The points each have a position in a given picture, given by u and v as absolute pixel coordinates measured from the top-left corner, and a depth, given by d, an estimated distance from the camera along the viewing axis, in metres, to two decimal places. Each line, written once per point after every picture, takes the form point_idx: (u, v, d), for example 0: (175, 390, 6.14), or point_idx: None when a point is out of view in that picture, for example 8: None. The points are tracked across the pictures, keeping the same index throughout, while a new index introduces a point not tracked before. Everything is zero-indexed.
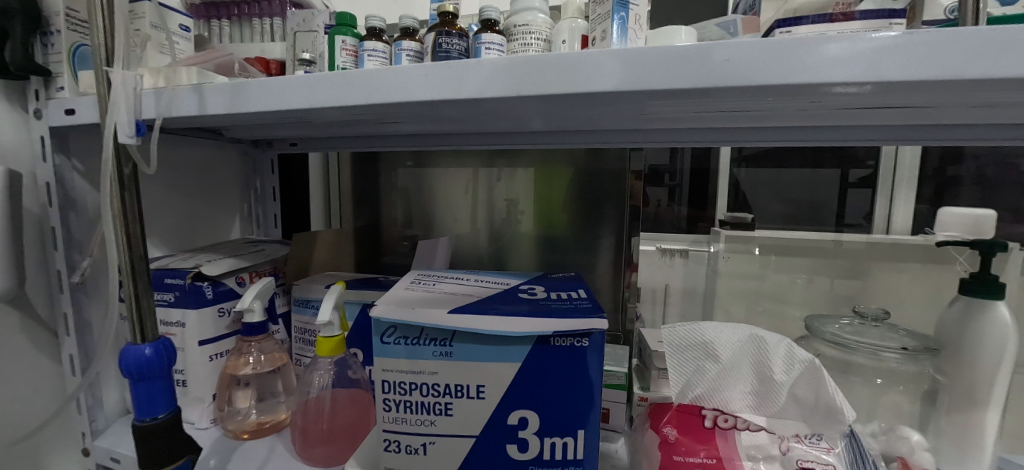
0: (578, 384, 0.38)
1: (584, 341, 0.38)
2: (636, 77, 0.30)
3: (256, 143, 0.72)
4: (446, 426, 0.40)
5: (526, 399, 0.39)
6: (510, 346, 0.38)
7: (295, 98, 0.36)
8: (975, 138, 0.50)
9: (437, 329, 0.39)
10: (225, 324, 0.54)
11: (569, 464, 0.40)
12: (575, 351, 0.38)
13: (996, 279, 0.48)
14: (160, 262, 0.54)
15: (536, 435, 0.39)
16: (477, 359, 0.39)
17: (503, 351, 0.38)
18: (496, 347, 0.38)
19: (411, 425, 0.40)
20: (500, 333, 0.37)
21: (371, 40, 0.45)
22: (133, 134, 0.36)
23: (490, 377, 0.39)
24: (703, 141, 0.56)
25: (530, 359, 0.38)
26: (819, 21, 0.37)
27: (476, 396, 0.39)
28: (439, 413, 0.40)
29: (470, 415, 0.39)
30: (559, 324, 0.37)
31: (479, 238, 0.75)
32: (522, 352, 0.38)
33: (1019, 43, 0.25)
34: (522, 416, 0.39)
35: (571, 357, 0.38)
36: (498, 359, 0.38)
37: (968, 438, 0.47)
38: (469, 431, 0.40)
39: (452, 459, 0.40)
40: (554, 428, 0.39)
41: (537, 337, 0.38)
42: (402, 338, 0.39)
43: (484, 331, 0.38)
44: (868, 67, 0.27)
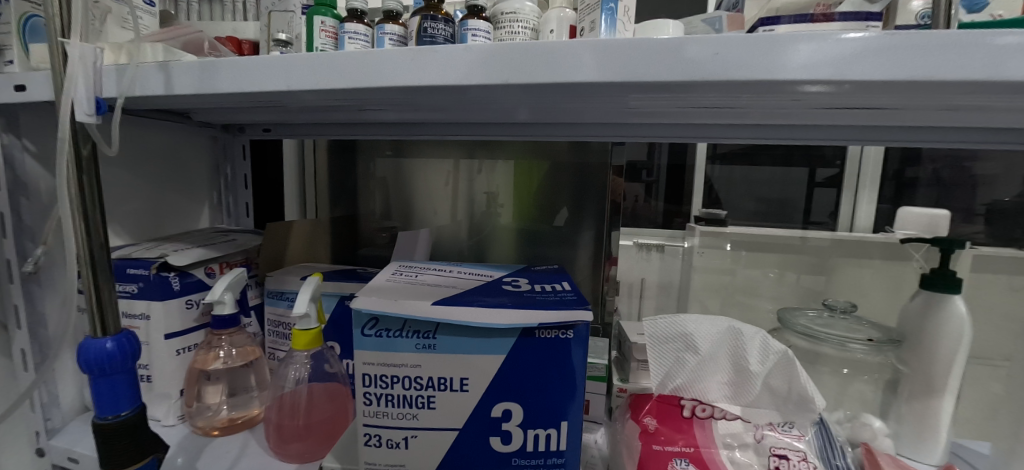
0: (563, 376, 0.39)
1: (569, 333, 0.38)
2: (621, 69, 0.29)
3: (226, 128, 0.69)
4: (428, 418, 0.39)
5: (511, 392, 0.39)
6: (495, 339, 0.38)
7: (271, 80, 0.34)
8: (941, 139, 0.52)
9: (419, 321, 0.38)
10: (193, 317, 0.52)
11: (551, 455, 0.40)
12: (560, 343, 0.38)
13: (955, 275, 0.50)
14: (122, 251, 0.51)
15: (519, 427, 0.39)
16: (462, 351, 0.38)
17: (488, 343, 0.38)
18: (482, 339, 0.38)
19: (392, 419, 0.39)
20: (486, 326, 0.37)
21: (351, 22, 0.43)
22: (94, 113, 0.34)
23: (474, 369, 0.38)
24: (683, 137, 0.57)
25: (515, 352, 0.38)
26: (800, 20, 0.37)
27: (459, 389, 0.39)
28: (421, 406, 0.39)
29: (453, 407, 0.39)
30: (544, 316, 0.37)
31: (459, 231, 0.75)
32: (507, 344, 0.38)
33: (981, 48, 0.26)
34: (506, 408, 0.39)
35: (554, 348, 0.38)
36: (482, 352, 0.38)
37: (927, 426, 0.50)
38: (451, 423, 0.39)
39: (434, 453, 0.39)
40: (537, 420, 0.39)
41: (523, 329, 0.38)
42: (383, 331, 0.38)
43: (470, 324, 0.37)
44: (846, 67, 0.27)
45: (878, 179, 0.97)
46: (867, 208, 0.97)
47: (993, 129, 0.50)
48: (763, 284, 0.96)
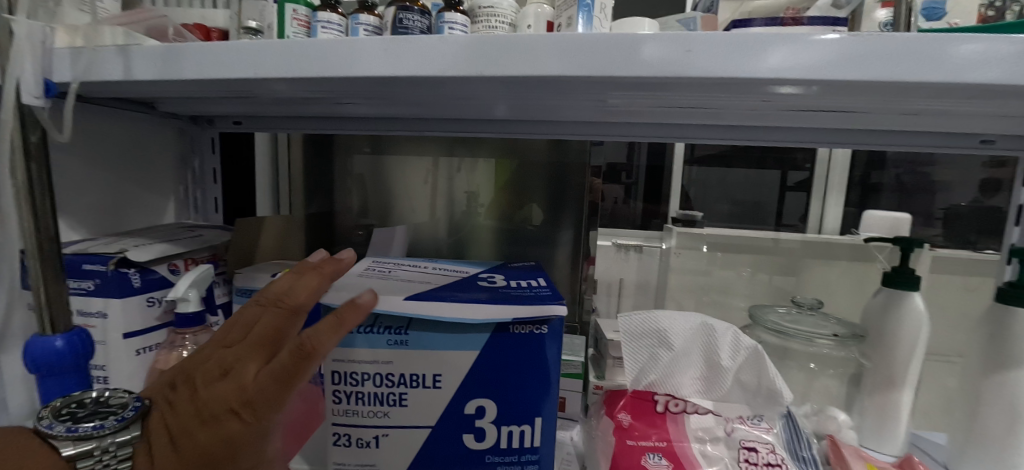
0: (536, 373, 0.38)
1: (542, 328, 0.38)
2: (597, 63, 0.29)
3: (194, 120, 0.67)
4: (399, 416, 0.39)
5: (484, 388, 0.38)
6: (468, 335, 0.38)
7: (238, 67, 0.33)
8: (903, 143, 0.54)
9: (391, 316, 0.37)
10: (155, 316, 0.50)
11: (525, 452, 0.40)
12: (533, 338, 0.38)
13: (915, 273, 0.52)
14: (77, 246, 0.48)
15: (493, 423, 0.39)
16: (435, 348, 0.38)
17: (461, 340, 0.38)
18: (455, 335, 0.38)
19: (363, 417, 0.39)
20: (459, 322, 0.37)
21: (325, 11, 0.42)
22: (40, 94, 0.33)
23: (447, 365, 0.38)
24: (660, 136, 0.57)
25: (488, 347, 0.38)
26: (770, 24, 0.38)
27: (431, 385, 0.38)
28: (393, 403, 0.39)
29: (425, 404, 0.39)
30: (519, 312, 0.37)
31: (438, 229, 0.74)
32: (480, 339, 0.38)
33: (937, 52, 0.27)
34: (479, 405, 0.39)
35: (529, 343, 0.38)
36: (455, 348, 0.38)
37: (888, 418, 0.51)
38: (424, 421, 0.39)
39: (405, 452, 0.39)
40: (511, 416, 0.39)
41: (496, 324, 0.37)
42: (354, 326, 0.38)
43: (443, 320, 0.37)
44: (814, 67, 0.28)
45: (845, 185, 1.00)
46: (835, 211, 1.01)
47: (950, 134, 0.52)
48: (736, 283, 0.98)
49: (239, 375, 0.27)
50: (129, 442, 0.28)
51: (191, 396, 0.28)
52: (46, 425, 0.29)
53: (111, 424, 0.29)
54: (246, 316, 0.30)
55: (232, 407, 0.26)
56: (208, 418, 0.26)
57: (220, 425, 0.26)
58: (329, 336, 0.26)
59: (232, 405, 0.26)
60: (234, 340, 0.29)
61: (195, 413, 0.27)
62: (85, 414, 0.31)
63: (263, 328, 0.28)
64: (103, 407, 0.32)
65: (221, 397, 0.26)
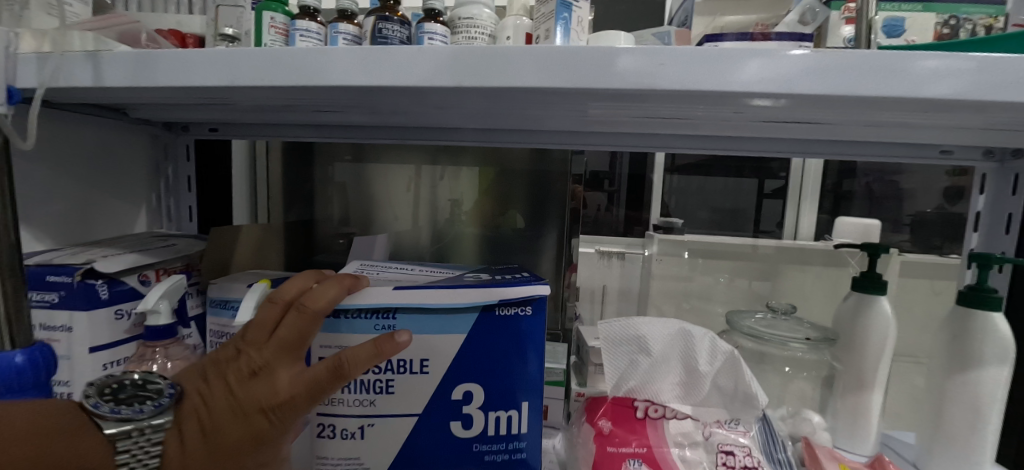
0: (521, 357, 0.41)
1: (528, 311, 0.40)
2: (572, 76, 0.30)
3: (168, 125, 0.65)
4: (386, 403, 0.40)
5: (471, 372, 0.41)
6: (455, 319, 0.40)
7: (213, 76, 0.32)
8: (870, 154, 0.56)
9: (379, 302, 0.39)
10: (124, 329, 0.48)
11: (510, 439, 0.42)
12: (519, 320, 0.40)
13: (881, 277, 0.54)
14: (41, 257, 0.47)
15: (479, 410, 0.41)
16: (422, 333, 0.40)
17: (448, 324, 0.40)
18: (442, 318, 0.40)
19: (350, 406, 0.40)
20: (447, 305, 0.39)
21: (303, 20, 0.42)
22: (5, 103, 0.33)
23: (434, 352, 0.40)
24: (641, 146, 0.58)
25: (475, 330, 0.40)
26: (740, 39, 0.40)
27: (418, 371, 0.40)
28: (380, 391, 0.40)
29: (412, 390, 0.40)
30: (504, 294, 0.40)
31: (421, 237, 0.74)
32: (467, 322, 0.40)
33: (892, 67, 0.28)
34: (466, 391, 0.41)
35: (513, 326, 0.40)
36: (442, 333, 0.40)
37: (859, 419, 0.53)
38: (411, 408, 0.41)
39: (391, 439, 0.41)
40: (497, 402, 0.41)
41: (482, 306, 0.40)
42: (342, 313, 0.39)
43: (431, 304, 0.39)
44: (782, 81, 0.29)
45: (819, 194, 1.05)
46: (808, 219, 1.05)
47: (912, 145, 0.55)
48: (715, 289, 1.00)
49: (271, 379, 0.30)
50: (163, 427, 0.30)
51: (214, 395, 0.31)
52: (91, 404, 0.31)
53: (149, 409, 0.30)
54: (267, 314, 0.32)
55: (265, 407, 0.30)
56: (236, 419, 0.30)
57: (252, 423, 0.30)
58: (364, 358, 0.31)
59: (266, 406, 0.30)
60: (259, 341, 0.32)
61: (220, 412, 0.30)
62: (124, 397, 0.32)
63: (290, 336, 0.31)
64: (141, 388, 0.33)
65: (251, 398, 0.30)
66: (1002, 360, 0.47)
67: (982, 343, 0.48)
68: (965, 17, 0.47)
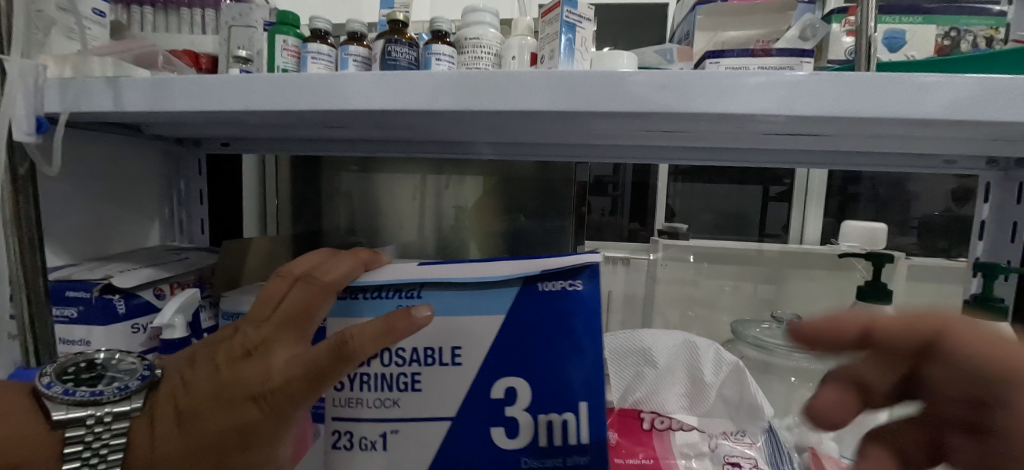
0: (573, 343, 0.37)
1: (578, 287, 0.37)
2: (576, 99, 0.31)
3: (180, 141, 0.66)
4: (410, 401, 0.38)
5: (517, 356, 0.38)
6: (493, 295, 0.37)
7: (230, 100, 0.34)
8: (873, 164, 0.56)
9: (401, 279, 0.37)
10: (140, 342, 0.49)
11: (561, 443, 0.38)
12: (568, 298, 0.37)
13: (885, 286, 0.54)
14: (59, 272, 0.48)
15: (525, 410, 0.38)
16: (452, 313, 0.37)
17: (483, 302, 0.37)
18: (476, 295, 0.37)
19: (375, 403, 0.38)
20: (484, 275, 0.37)
21: (314, 42, 0.43)
22: (33, 131, 0.34)
23: (467, 340, 0.37)
24: (643, 157, 0.59)
25: (513, 309, 0.37)
26: (743, 55, 0.42)
27: (451, 362, 0.38)
28: (404, 388, 0.38)
29: (442, 384, 0.38)
30: (546, 265, 0.37)
31: (427, 245, 0.77)
32: (504, 299, 0.37)
33: (888, 87, 0.29)
34: (508, 386, 0.38)
35: (560, 303, 0.37)
36: (476, 313, 0.37)
37: None
38: (442, 408, 0.38)
39: (419, 443, 0.38)
40: (544, 399, 0.38)
41: (523, 279, 0.37)
42: (366, 293, 0.37)
43: (464, 277, 0.37)
44: (781, 103, 0.29)
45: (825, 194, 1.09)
46: (814, 220, 1.09)
47: (913, 156, 0.55)
48: (721, 297, 0.99)
49: (266, 359, 0.30)
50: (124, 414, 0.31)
51: (213, 371, 0.31)
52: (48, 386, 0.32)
53: (112, 395, 0.32)
54: (274, 293, 0.33)
55: (255, 391, 0.29)
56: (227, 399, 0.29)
57: (241, 407, 0.29)
58: (369, 339, 0.28)
59: (256, 390, 0.29)
60: (261, 318, 0.32)
61: (214, 389, 0.30)
62: (88, 383, 0.33)
63: (293, 311, 0.32)
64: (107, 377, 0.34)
65: (243, 377, 0.29)
66: None
67: None
68: (965, 28, 0.48)
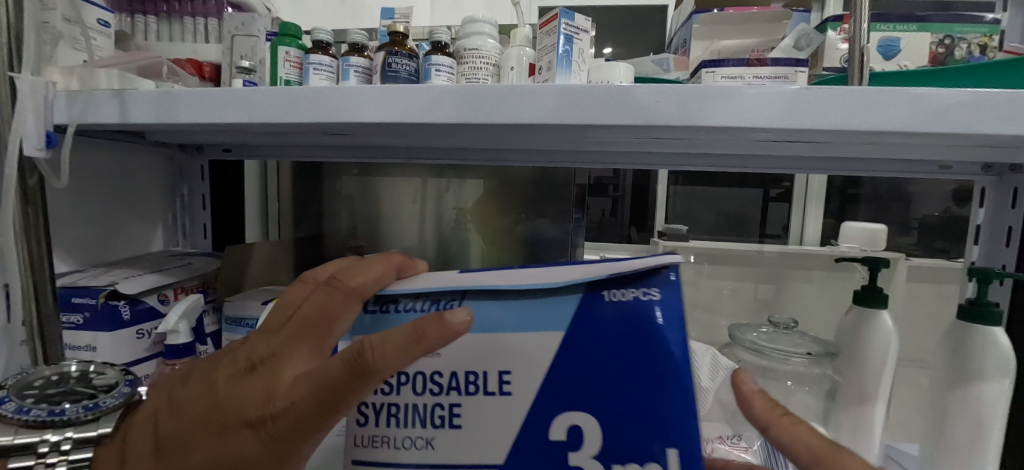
0: (653, 364, 0.27)
1: (654, 297, 0.28)
2: (574, 112, 0.31)
3: (184, 147, 0.67)
4: (447, 442, 0.29)
5: (579, 382, 0.28)
6: (548, 304, 0.29)
7: (234, 112, 0.34)
8: (869, 169, 0.57)
9: (437, 286, 0.30)
10: (144, 347, 0.50)
11: None
12: (643, 306, 0.28)
13: (882, 291, 0.54)
14: (66, 279, 0.49)
15: (594, 459, 0.27)
16: (496, 330, 0.29)
17: (537, 316, 0.29)
18: (528, 307, 0.29)
19: (403, 444, 0.30)
20: (535, 283, 0.29)
21: (316, 53, 0.43)
22: (43, 147, 0.35)
23: (517, 360, 0.29)
24: (643, 163, 0.60)
25: (576, 323, 0.28)
26: (738, 65, 0.41)
27: (498, 390, 0.29)
28: (440, 424, 0.30)
29: (486, 419, 0.29)
30: (614, 265, 0.28)
31: (427, 249, 0.78)
32: (564, 313, 0.28)
33: (878, 101, 0.30)
34: (574, 426, 0.28)
35: (638, 315, 0.28)
36: (527, 331, 0.29)
37: (863, 432, 0.53)
38: (487, 451, 0.28)
39: None
40: (626, 446, 0.27)
41: (584, 284, 0.29)
42: (392, 306, 0.30)
43: (507, 285, 0.29)
44: (775, 116, 0.30)
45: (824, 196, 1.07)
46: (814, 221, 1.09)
47: (908, 162, 0.56)
48: (720, 300, 1.01)
49: (274, 374, 0.26)
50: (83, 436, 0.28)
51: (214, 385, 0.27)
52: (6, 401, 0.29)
53: (74, 413, 0.29)
54: (295, 298, 0.30)
55: (253, 417, 0.25)
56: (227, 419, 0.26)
57: (242, 430, 0.25)
58: (394, 350, 0.24)
59: (256, 417, 0.25)
60: (273, 328, 0.29)
61: (214, 407, 0.26)
62: (52, 396, 0.31)
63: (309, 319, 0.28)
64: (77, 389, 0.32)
65: (248, 394, 0.26)
66: (1004, 374, 0.48)
67: (982, 357, 0.48)
68: (960, 35, 0.48)
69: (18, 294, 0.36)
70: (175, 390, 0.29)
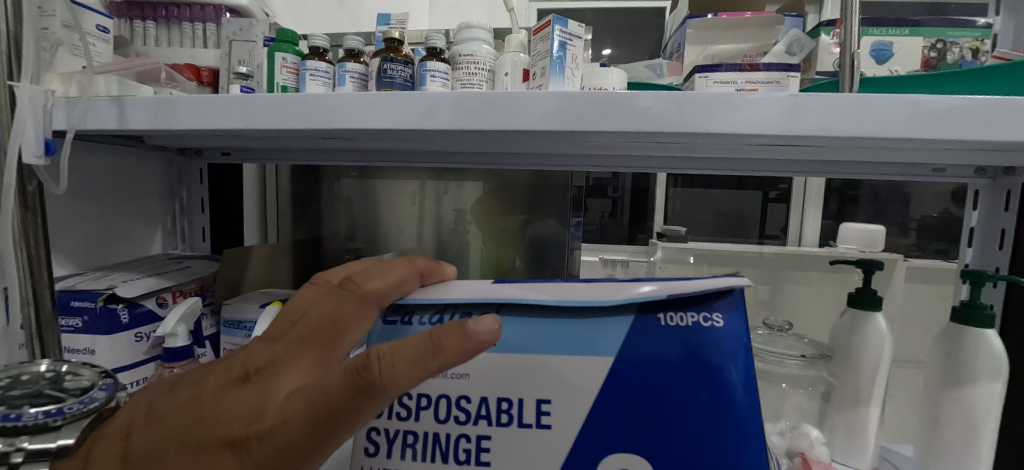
0: (705, 383, 0.30)
1: (720, 322, 0.31)
2: (569, 118, 0.32)
3: (182, 151, 0.67)
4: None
5: (631, 400, 0.31)
6: (601, 323, 0.32)
7: (228, 118, 0.35)
8: (865, 172, 0.57)
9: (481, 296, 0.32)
10: (143, 350, 0.50)
11: None
12: (708, 331, 0.31)
13: (876, 294, 0.55)
14: (65, 282, 0.49)
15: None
16: (545, 349, 0.32)
17: (584, 336, 0.32)
18: (579, 326, 0.32)
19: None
20: (582, 300, 0.32)
21: (313, 59, 0.44)
22: (42, 154, 0.35)
23: (559, 388, 0.32)
24: (639, 166, 0.60)
25: (627, 344, 0.31)
26: (731, 69, 0.41)
27: (535, 421, 0.32)
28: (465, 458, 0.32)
29: (529, 441, 0.32)
30: (672, 288, 0.31)
31: (426, 251, 0.78)
32: (615, 333, 0.32)
33: (867, 107, 0.30)
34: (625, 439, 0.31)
35: (692, 337, 0.31)
36: (575, 351, 0.32)
37: (857, 433, 0.54)
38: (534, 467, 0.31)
39: None
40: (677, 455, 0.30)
41: (638, 305, 0.31)
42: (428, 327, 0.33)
43: (550, 300, 0.32)
44: (767, 123, 0.30)
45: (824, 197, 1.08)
46: (813, 222, 1.10)
47: (902, 165, 0.56)
48: None
49: (268, 389, 0.25)
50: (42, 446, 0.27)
51: (199, 397, 0.26)
52: None
53: (37, 420, 0.28)
54: (302, 303, 0.30)
55: (239, 434, 0.24)
56: (211, 434, 0.24)
57: (226, 447, 0.24)
58: (403, 366, 0.24)
59: (241, 436, 0.24)
60: (275, 337, 0.28)
61: (197, 421, 0.25)
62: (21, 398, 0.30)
63: (315, 327, 0.27)
64: (51, 392, 0.31)
65: (236, 409, 0.25)
66: (995, 377, 0.48)
67: (975, 359, 0.49)
68: (952, 40, 0.48)
69: (16, 300, 0.36)
70: (159, 401, 0.27)
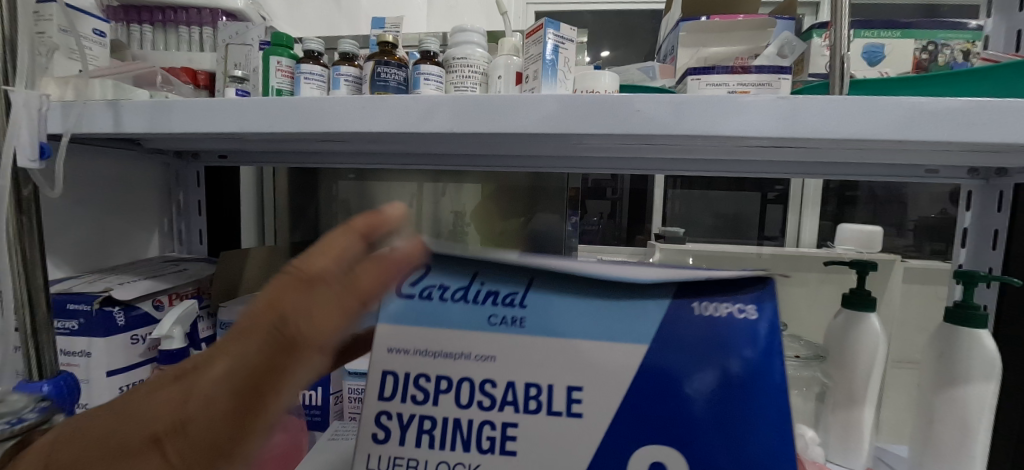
0: (747, 385, 0.25)
1: (750, 318, 0.26)
2: (562, 121, 0.32)
3: (179, 154, 0.68)
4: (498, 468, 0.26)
5: (671, 399, 0.26)
6: (638, 305, 0.27)
7: (223, 122, 0.35)
8: (860, 173, 0.57)
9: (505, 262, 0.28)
10: (138, 352, 0.51)
11: None
12: (737, 327, 0.26)
13: (869, 294, 0.55)
14: (61, 285, 0.49)
15: None
16: (577, 328, 0.27)
17: (621, 320, 0.27)
18: (614, 305, 0.27)
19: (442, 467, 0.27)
20: (613, 275, 0.27)
21: (307, 63, 0.44)
22: (37, 158, 0.35)
23: (593, 373, 0.26)
24: (635, 168, 0.60)
25: (665, 330, 0.26)
26: (723, 72, 0.41)
27: (567, 411, 0.26)
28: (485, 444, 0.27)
29: (553, 444, 0.26)
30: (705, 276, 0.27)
31: None
32: (652, 316, 0.27)
33: (857, 109, 0.30)
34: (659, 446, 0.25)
35: (728, 332, 0.26)
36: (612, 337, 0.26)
37: (851, 434, 0.54)
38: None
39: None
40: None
41: (653, 283, 0.27)
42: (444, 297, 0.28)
43: (581, 269, 0.27)
44: (759, 125, 0.31)
45: (821, 200, 1.11)
46: (810, 225, 1.14)
47: (896, 166, 0.56)
48: None
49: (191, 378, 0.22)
50: None
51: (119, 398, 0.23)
52: None
53: None
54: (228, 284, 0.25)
55: (162, 429, 0.21)
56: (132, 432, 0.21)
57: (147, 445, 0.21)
58: (327, 317, 0.23)
59: (164, 429, 0.21)
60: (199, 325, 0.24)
61: (114, 424, 0.22)
62: None
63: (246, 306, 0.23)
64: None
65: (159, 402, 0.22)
66: (988, 376, 0.48)
67: (968, 360, 0.49)
68: (942, 42, 0.49)
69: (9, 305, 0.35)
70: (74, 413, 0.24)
